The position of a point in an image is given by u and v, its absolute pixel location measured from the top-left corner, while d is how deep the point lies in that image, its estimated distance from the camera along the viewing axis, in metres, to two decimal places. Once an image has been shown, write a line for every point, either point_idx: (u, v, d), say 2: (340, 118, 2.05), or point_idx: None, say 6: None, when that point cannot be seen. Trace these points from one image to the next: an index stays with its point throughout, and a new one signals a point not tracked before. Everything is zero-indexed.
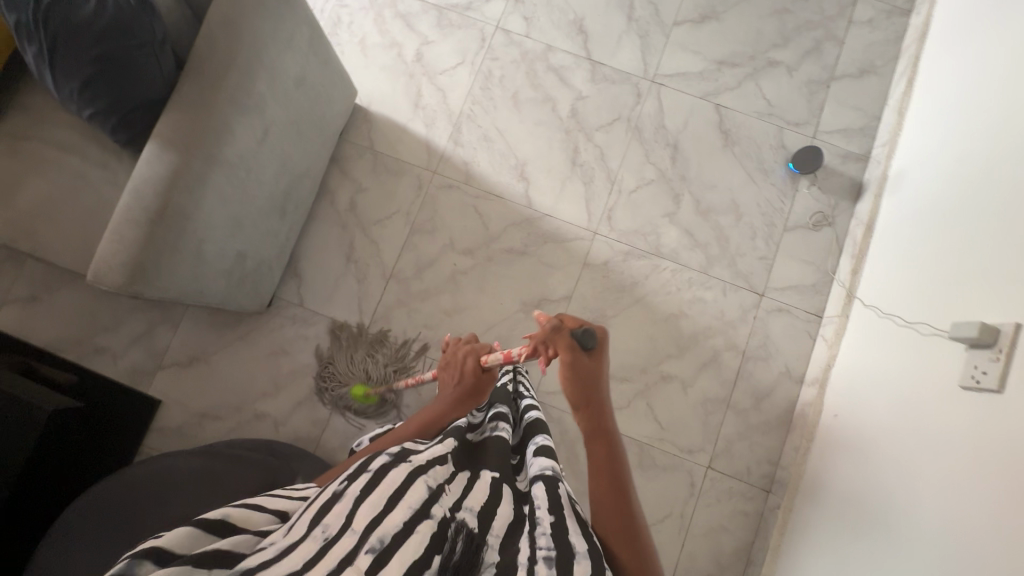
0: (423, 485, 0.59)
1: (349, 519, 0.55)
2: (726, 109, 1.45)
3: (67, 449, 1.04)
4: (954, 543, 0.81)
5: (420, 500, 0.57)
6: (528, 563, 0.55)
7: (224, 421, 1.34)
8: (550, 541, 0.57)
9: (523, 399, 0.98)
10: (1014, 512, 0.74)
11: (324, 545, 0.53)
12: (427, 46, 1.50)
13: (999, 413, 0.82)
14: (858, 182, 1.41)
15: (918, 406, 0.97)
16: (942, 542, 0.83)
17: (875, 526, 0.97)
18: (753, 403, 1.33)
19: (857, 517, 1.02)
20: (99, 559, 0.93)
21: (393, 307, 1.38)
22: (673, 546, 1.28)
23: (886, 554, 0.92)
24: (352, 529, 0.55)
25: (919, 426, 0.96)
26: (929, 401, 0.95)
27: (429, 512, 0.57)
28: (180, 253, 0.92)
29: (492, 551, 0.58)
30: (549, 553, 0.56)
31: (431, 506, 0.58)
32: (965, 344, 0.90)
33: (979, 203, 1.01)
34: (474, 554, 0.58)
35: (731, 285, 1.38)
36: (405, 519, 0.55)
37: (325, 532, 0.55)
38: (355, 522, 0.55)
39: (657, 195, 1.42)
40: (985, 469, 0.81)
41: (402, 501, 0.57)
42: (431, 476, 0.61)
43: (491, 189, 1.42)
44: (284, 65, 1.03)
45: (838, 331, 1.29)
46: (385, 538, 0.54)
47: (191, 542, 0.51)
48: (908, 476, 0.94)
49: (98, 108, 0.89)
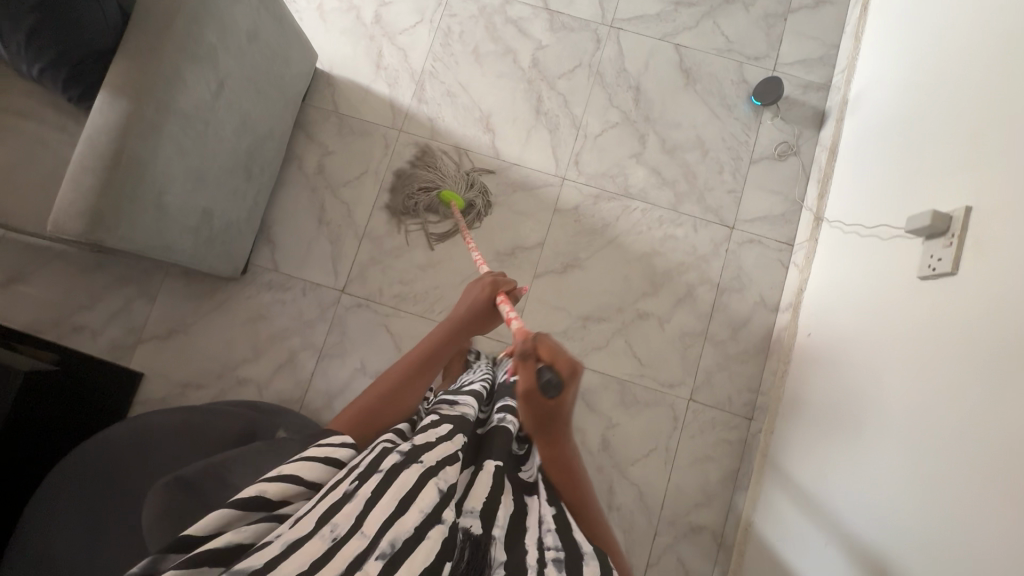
0: (434, 488, 0.57)
1: (362, 520, 0.53)
2: (685, 48, 1.46)
3: (40, 410, 1.04)
4: (928, 434, 0.82)
5: (431, 504, 0.55)
6: (538, 563, 0.53)
7: (207, 389, 1.35)
8: (557, 543, 0.57)
9: None
10: (979, 390, 0.75)
11: (333, 547, 0.50)
12: (385, 7, 1.50)
13: (957, 295, 0.83)
14: (820, 110, 1.42)
15: (883, 308, 0.99)
16: (918, 433, 0.84)
17: (855, 432, 0.98)
18: (730, 333, 1.34)
19: (837, 428, 1.03)
20: (82, 510, 0.93)
21: (368, 266, 1.38)
22: (659, 478, 1.29)
23: (869, 456, 0.93)
24: (362, 531, 0.52)
25: (886, 326, 0.97)
26: (893, 300, 0.97)
27: (440, 517, 0.54)
28: (139, 202, 0.93)
29: (500, 548, 0.56)
30: (558, 555, 0.55)
31: (442, 510, 0.55)
32: (923, 237, 0.92)
33: (931, 103, 1.02)
34: (481, 555, 0.55)
35: (701, 220, 1.39)
36: (416, 524, 0.53)
37: (334, 532, 0.51)
38: (365, 525, 0.52)
39: (623, 137, 1.42)
40: (947, 355, 0.82)
41: (415, 505, 0.54)
42: (442, 477, 0.59)
43: (458, 143, 1.43)
44: (235, 18, 1.03)
45: (809, 255, 1.30)
46: (396, 543, 0.51)
47: (221, 523, 0.52)
48: (878, 376, 0.95)
49: (47, 60, 0.90)
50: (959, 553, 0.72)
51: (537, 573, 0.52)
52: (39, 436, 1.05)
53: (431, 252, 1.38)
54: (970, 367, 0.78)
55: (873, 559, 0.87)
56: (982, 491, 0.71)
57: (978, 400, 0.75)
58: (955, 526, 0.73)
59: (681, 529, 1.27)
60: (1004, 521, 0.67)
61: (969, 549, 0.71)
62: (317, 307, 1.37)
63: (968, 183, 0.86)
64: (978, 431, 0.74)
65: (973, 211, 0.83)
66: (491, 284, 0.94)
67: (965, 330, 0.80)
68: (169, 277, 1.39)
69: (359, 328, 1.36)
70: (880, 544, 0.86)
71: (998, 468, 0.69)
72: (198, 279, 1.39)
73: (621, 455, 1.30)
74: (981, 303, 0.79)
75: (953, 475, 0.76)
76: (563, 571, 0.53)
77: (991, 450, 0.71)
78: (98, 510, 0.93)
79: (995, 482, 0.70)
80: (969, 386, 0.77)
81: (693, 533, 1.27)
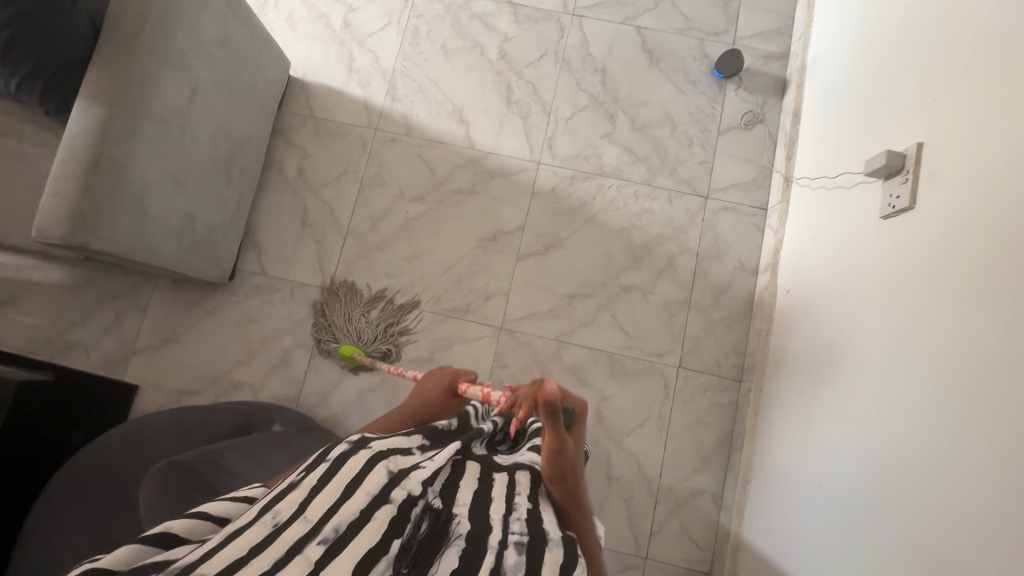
0: (382, 471, 0.55)
1: (305, 506, 0.52)
2: (647, 30, 1.51)
3: (34, 422, 1.05)
4: (903, 371, 0.84)
5: (379, 486, 0.54)
6: (499, 545, 0.54)
7: (202, 395, 1.36)
8: (524, 527, 0.57)
9: None
10: (948, 320, 0.78)
11: (273, 532, 0.50)
12: (352, 13, 1.54)
13: (923, 243, 0.85)
14: (781, 78, 1.47)
15: (853, 264, 1.01)
16: (895, 374, 0.85)
17: (835, 390, 1.00)
18: (713, 299, 1.37)
19: (817, 388, 1.05)
20: (78, 513, 0.94)
21: (354, 262, 1.41)
22: (655, 447, 1.31)
23: (849, 415, 0.95)
24: (305, 517, 0.51)
25: (857, 281, 0.99)
26: (862, 255, 0.99)
27: (388, 497, 0.53)
28: (122, 205, 0.96)
29: (461, 522, 0.56)
30: (521, 539, 0.55)
31: (391, 490, 0.54)
32: (882, 178, 0.95)
33: (880, 55, 1.06)
34: (440, 528, 0.54)
35: (675, 192, 1.42)
36: (360, 508, 0.52)
37: (276, 519, 0.51)
38: (308, 510, 0.52)
39: (593, 118, 1.46)
40: (914, 290, 0.85)
41: (361, 488, 0.53)
42: (392, 460, 0.57)
43: (433, 136, 1.47)
44: (203, 25, 1.06)
45: (782, 216, 1.33)
46: (340, 528, 0.50)
47: (134, 558, 0.48)
48: (854, 332, 0.97)
49: (24, 74, 0.94)
50: (933, 499, 0.74)
51: (497, 555, 0.53)
52: (33, 448, 1.05)
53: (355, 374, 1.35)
54: (942, 318, 0.79)
55: (862, 503, 0.88)
56: (953, 440, 0.73)
57: (949, 351, 0.76)
58: (928, 477, 0.76)
59: (681, 496, 1.29)
60: (975, 467, 0.69)
61: (942, 499, 0.73)
62: (306, 307, 1.39)
63: (918, 122, 0.90)
64: (954, 365, 0.75)
65: (925, 146, 0.87)
66: (453, 374, 0.87)
67: (934, 279, 0.82)
68: (158, 288, 1.40)
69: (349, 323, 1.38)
70: (868, 489, 0.87)
71: (969, 417, 0.71)
72: (187, 288, 1.40)
73: (616, 426, 1.32)
74: (946, 252, 0.80)
75: (929, 407, 0.78)
76: (523, 555, 0.53)
77: (962, 400, 0.73)
78: (96, 511, 0.95)
79: (966, 429, 0.71)
80: (939, 337, 0.78)
81: (693, 498, 1.29)
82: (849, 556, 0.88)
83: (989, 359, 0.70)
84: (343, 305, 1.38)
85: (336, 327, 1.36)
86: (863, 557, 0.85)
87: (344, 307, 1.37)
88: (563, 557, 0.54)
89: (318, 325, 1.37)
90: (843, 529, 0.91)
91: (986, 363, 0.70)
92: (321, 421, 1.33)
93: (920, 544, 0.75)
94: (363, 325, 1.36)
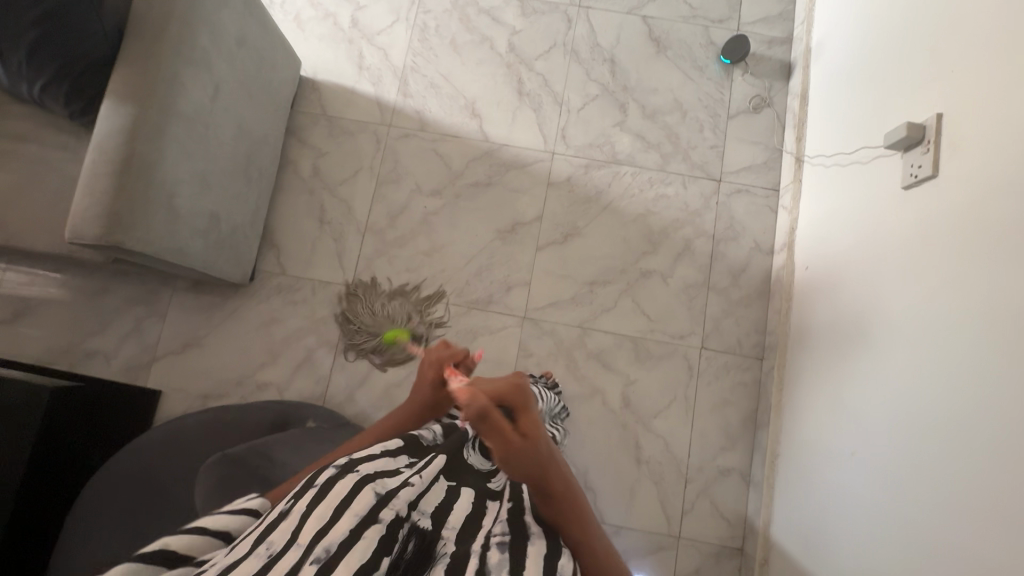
0: (371, 490, 0.50)
1: (297, 532, 0.47)
2: (653, 19, 1.53)
3: (67, 429, 1.04)
4: (931, 340, 0.86)
5: (368, 505, 0.49)
6: (482, 547, 0.50)
7: (228, 397, 1.35)
8: (505, 528, 0.54)
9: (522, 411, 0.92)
10: (976, 287, 0.79)
11: (267, 562, 0.44)
12: (360, 11, 1.55)
13: (949, 214, 0.86)
14: (786, 62, 1.50)
15: (876, 238, 1.03)
16: (923, 343, 0.87)
17: (864, 364, 1.01)
18: (731, 280, 1.39)
19: (845, 363, 1.07)
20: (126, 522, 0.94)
21: (374, 258, 1.41)
22: (682, 428, 1.33)
23: (878, 387, 0.96)
24: (299, 542, 0.46)
25: (881, 254, 1.00)
26: (886, 229, 1.00)
27: (377, 516, 0.49)
28: (153, 205, 0.96)
29: (447, 543, 0.52)
30: (504, 539, 0.52)
31: (379, 510, 0.49)
32: (902, 150, 0.98)
33: (888, 32, 1.09)
34: (426, 551, 0.51)
35: (689, 176, 1.44)
36: (350, 527, 0.47)
37: (270, 549, 0.45)
38: (300, 536, 0.46)
39: (605, 107, 1.48)
40: (941, 256, 0.87)
41: (349, 508, 0.48)
42: (379, 481, 0.53)
43: (447, 131, 1.47)
44: (223, 23, 1.05)
45: (795, 195, 1.36)
46: (331, 546, 0.45)
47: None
48: (880, 304, 0.99)
49: (49, 76, 0.95)
50: (965, 468, 0.76)
51: (482, 556, 0.49)
52: (67, 456, 1.04)
53: (384, 368, 1.36)
54: (971, 289, 0.80)
55: (890, 472, 0.91)
56: (986, 407, 0.75)
57: (978, 326, 0.78)
58: (961, 444, 0.78)
59: (710, 474, 1.31)
60: (1007, 434, 0.71)
61: (974, 466, 0.75)
62: (327, 305, 1.39)
63: (936, 93, 0.92)
64: (984, 332, 0.77)
65: (944, 117, 0.89)
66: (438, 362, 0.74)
67: (962, 250, 0.83)
68: (176, 292, 1.39)
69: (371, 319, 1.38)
70: (896, 458, 0.90)
71: (1001, 386, 0.73)
72: (206, 291, 1.40)
73: (643, 409, 1.33)
74: (973, 223, 0.82)
75: (958, 376, 0.80)
76: (507, 551, 0.50)
77: (992, 370, 0.74)
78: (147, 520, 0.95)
79: (998, 397, 0.73)
80: (970, 308, 0.80)
81: (721, 476, 1.31)
82: (880, 524, 0.91)
83: (1022, 327, 0.71)
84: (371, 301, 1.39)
85: (364, 323, 1.36)
86: (894, 525, 0.88)
87: (367, 301, 1.38)
88: (548, 547, 0.53)
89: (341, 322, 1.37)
90: (873, 497, 0.93)
91: (1016, 331, 0.72)
92: (350, 418, 1.33)
93: (954, 510, 0.77)
94: (392, 314, 1.37)
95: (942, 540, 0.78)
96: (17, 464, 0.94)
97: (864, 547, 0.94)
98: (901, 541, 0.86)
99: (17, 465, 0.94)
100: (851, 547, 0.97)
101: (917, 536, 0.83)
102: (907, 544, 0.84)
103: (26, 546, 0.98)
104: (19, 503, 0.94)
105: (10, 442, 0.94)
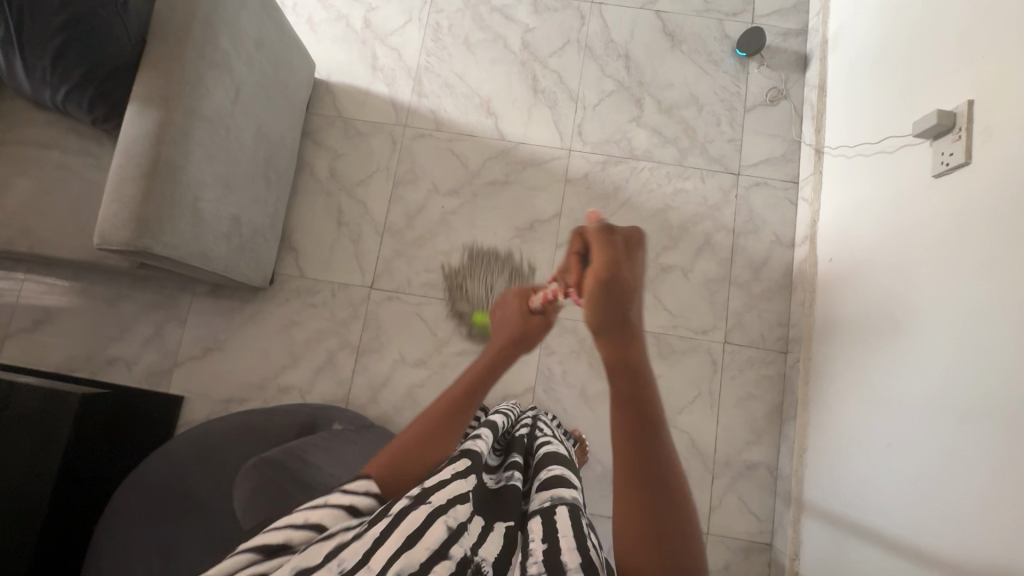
0: (441, 524, 0.50)
1: (368, 557, 0.47)
2: (666, 13, 1.52)
3: (95, 431, 1.04)
4: (964, 333, 0.84)
5: (439, 540, 0.49)
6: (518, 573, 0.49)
7: (250, 402, 1.35)
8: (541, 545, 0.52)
9: (543, 441, 0.84)
10: (1011, 280, 0.78)
11: None
12: (372, 12, 1.54)
13: (980, 203, 0.85)
14: (802, 54, 1.49)
15: (905, 226, 1.01)
16: (959, 336, 0.85)
17: (896, 351, 0.99)
18: (753, 274, 1.39)
19: (877, 351, 1.05)
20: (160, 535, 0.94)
21: (393, 259, 1.40)
22: (708, 423, 1.32)
23: (910, 378, 0.95)
24: (369, 567, 0.46)
25: (911, 242, 0.99)
26: (918, 220, 0.98)
27: (448, 553, 0.49)
28: (179, 208, 0.96)
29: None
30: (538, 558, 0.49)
31: (450, 546, 0.49)
32: (931, 139, 0.97)
33: (911, 18, 1.08)
34: None
35: (708, 171, 1.44)
36: (422, 560, 0.47)
37: (341, 565, 0.46)
38: (372, 560, 0.46)
39: (620, 102, 1.47)
40: (971, 246, 0.86)
41: (422, 540, 0.48)
42: (452, 514, 0.52)
43: (463, 129, 1.47)
44: (242, 25, 1.04)
45: (816, 187, 1.35)
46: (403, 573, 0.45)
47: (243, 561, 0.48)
48: (912, 292, 0.97)
49: (74, 82, 0.96)
50: (994, 473, 0.76)
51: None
52: (95, 460, 1.04)
53: (412, 365, 1.35)
54: (1016, 285, 0.77)
55: (917, 469, 0.90)
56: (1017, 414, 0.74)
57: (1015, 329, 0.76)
58: (995, 450, 0.76)
59: (737, 469, 1.30)
60: None
61: (1001, 478, 0.75)
62: (348, 307, 1.38)
63: (965, 79, 0.91)
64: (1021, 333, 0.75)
65: (975, 103, 0.88)
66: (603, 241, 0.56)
67: (996, 240, 0.81)
68: (196, 296, 1.39)
69: (393, 320, 1.37)
70: (924, 454, 0.89)
71: None
72: (226, 296, 1.39)
73: (668, 405, 1.33)
74: (1017, 219, 0.78)
75: (994, 379, 0.78)
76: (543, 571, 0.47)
77: None
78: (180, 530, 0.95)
79: None
80: (1011, 317, 0.77)
81: (749, 470, 1.30)
82: (900, 517, 0.92)
83: None
84: (484, 260, 1.39)
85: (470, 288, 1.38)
86: (912, 516, 0.90)
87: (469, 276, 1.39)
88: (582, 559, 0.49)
89: (365, 324, 1.37)
90: (898, 489, 0.94)
91: None
92: (373, 419, 1.32)
93: (973, 516, 0.78)
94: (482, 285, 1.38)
95: (960, 540, 0.80)
96: (46, 473, 0.93)
97: (882, 533, 0.96)
98: (920, 536, 0.87)
99: (46, 473, 0.93)
100: (871, 532, 0.99)
101: (934, 533, 0.84)
102: (923, 538, 0.86)
103: (63, 552, 0.98)
104: (52, 511, 0.94)
105: (39, 446, 0.94)
